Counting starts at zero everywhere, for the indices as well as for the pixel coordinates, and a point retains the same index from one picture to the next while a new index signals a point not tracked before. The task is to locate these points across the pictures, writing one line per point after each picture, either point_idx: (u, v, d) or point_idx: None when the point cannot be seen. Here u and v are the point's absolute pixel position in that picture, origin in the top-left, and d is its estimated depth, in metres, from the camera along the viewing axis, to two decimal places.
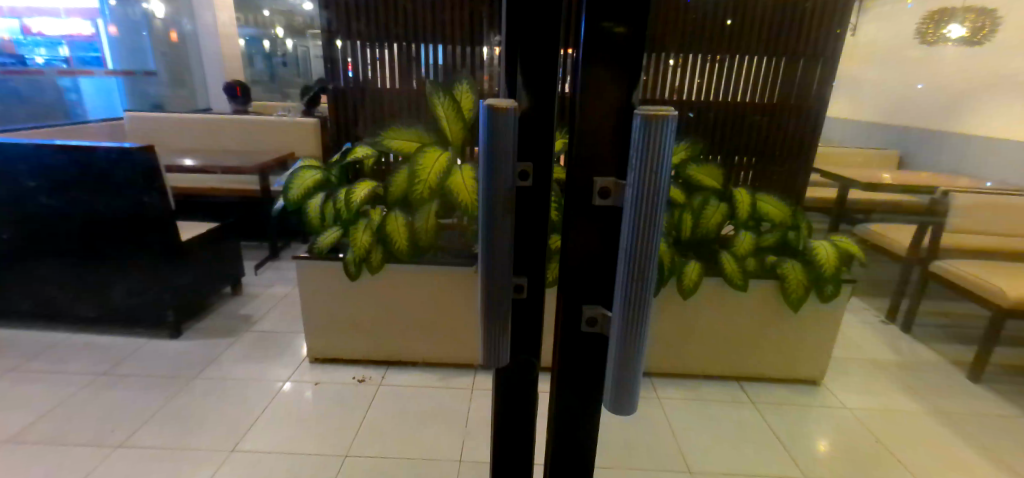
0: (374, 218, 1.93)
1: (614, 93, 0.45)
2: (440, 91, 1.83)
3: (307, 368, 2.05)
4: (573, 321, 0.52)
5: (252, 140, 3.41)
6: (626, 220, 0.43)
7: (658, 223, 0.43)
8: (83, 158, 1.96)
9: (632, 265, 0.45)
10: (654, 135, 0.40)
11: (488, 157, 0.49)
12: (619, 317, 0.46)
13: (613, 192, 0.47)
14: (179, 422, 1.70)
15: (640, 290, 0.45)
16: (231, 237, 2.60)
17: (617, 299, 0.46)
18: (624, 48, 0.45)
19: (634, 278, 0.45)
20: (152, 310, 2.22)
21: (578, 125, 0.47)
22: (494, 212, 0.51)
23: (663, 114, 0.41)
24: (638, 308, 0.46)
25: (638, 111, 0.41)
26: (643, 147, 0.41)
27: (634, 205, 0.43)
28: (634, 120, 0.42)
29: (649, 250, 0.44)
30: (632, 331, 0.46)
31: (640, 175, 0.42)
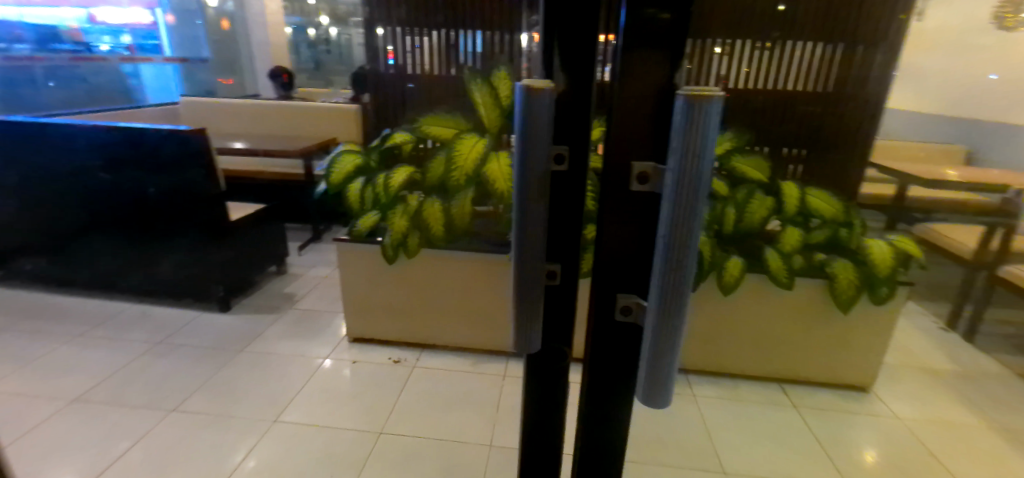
0: (411, 203, 1.96)
1: (657, 75, 0.42)
2: (478, 78, 1.84)
3: (345, 347, 2.11)
4: (605, 312, 0.51)
5: (297, 126, 3.51)
6: (665, 206, 0.41)
7: (699, 212, 0.40)
8: (135, 136, 2.08)
9: (669, 253, 0.42)
10: (698, 117, 0.37)
11: (522, 140, 0.48)
12: (656, 308, 0.44)
13: (652, 177, 0.44)
14: (226, 393, 1.79)
15: (679, 280, 0.43)
16: (275, 219, 2.69)
17: (652, 289, 0.44)
18: (665, 36, 0.42)
19: (672, 268, 0.43)
20: (203, 286, 2.33)
21: (615, 108, 0.44)
22: (526, 197, 0.49)
23: (709, 93, 0.37)
24: (676, 301, 0.44)
25: (680, 91, 0.39)
26: (685, 130, 0.38)
27: (674, 191, 0.40)
28: (678, 100, 0.39)
29: (690, 238, 0.41)
30: (669, 324, 0.44)
31: (681, 160, 0.39)
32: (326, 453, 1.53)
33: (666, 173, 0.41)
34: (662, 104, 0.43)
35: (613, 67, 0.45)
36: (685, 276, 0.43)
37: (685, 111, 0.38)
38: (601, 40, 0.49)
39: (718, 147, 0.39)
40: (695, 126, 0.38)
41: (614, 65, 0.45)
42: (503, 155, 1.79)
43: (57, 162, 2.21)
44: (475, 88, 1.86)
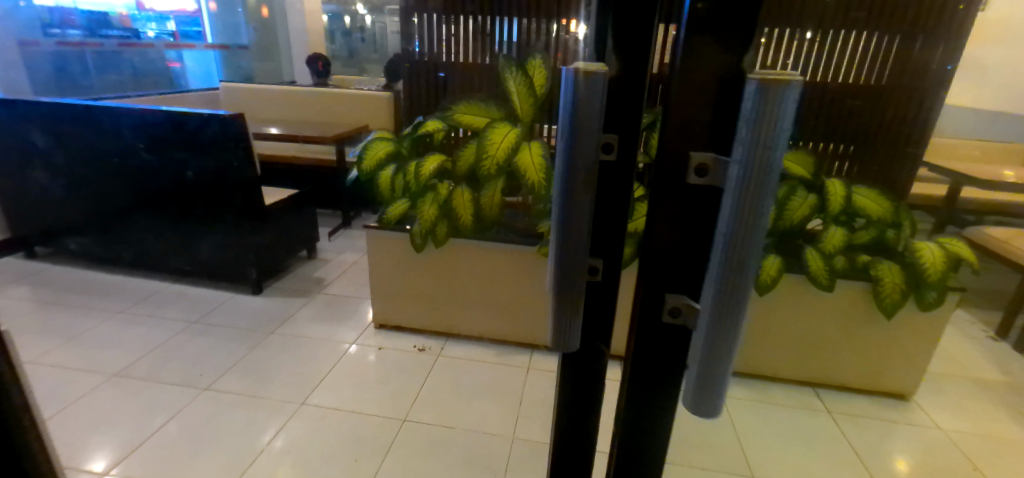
0: (441, 192, 1.95)
1: (718, 62, 0.39)
2: (512, 66, 1.79)
3: (371, 333, 2.13)
4: (652, 313, 0.48)
5: (330, 113, 3.55)
6: (728, 201, 0.38)
7: (765, 210, 0.37)
8: (177, 117, 2.13)
9: (729, 253, 0.39)
10: (772, 104, 0.34)
11: (571, 126, 0.45)
12: (712, 311, 0.41)
13: (712, 169, 0.40)
14: (258, 373, 1.83)
15: (739, 282, 0.40)
16: (308, 204, 2.73)
17: (708, 291, 0.41)
18: (727, 22, 0.38)
19: (733, 269, 0.39)
20: (237, 267, 2.39)
21: (674, 93, 0.41)
22: (573, 188, 0.47)
23: (786, 78, 0.34)
24: (735, 304, 0.40)
25: (751, 76, 0.35)
26: (757, 120, 0.35)
27: (739, 186, 0.37)
28: (748, 85, 0.35)
29: (753, 237, 0.38)
30: (724, 330, 0.41)
31: (749, 151, 0.36)
32: (352, 437, 1.54)
33: (730, 165, 0.37)
34: (724, 92, 0.39)
35: (672, 51, 0.42)
36: (745, 279, 0.40)
37: (759, 98, 0.34)
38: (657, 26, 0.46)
39: (790, 138, 0.36)
40: (767, 115, 0.34)
41: (673, 49, 0.42)
42: (535, 144, 1.75)
43: (104, 144, 2.28)
44: (510, 76, 1.81)
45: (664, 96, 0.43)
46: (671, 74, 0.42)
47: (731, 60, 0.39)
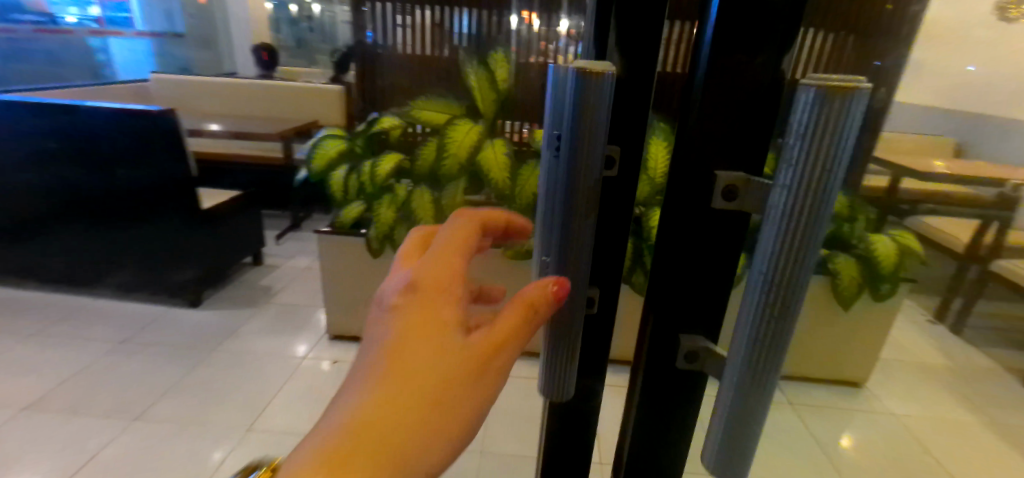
0: (399, 193, 1.84)
1: (746, 69, 0.33)
2: (474, 61, 1.73)
3: (326, 344, 2.00)
4: (662, 356, 0.41)
5: (276, 108, 3.34)
6: (771, 236, 0.30)
7: (817, 246, 0.30)
8: (102, 115, 1.93)
9: (768, 299, 0.31)
10: (836, 116, 0.27)
11: (572, 138, 0.38)
12: (743, 364, 0.34)
13: (742, 192, 0.34)
14: (200, 394, 1.68)
15: (779, 331, 0.32)
16: (253, 207, 2.55)
17: (738, 337, 0.34)
18: (760, 18, 0.32)
19: (773, 318, 0.32)
20: (174, 278, 2.19)
21: (696, 102, 0.35)
22: (571, 211, 0.40)
23: (854, 84, 0.26)
24: (771, 356, 0.33)
25: (805, 80, 0.28)
26: (814, 137, 0.27)
27: (787, 217, 0.29)
28: (800, 92, 0.28)
29: (799, 278, 0.31)
30: (758, 383, 0.34)
31: (800, 175, 0.28)
32: None
33: (772, 190, 0.30)
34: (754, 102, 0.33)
35: (693, 55, 0.36)
36: (787, 328, 0.32)
37: (817, 111, 0.27)
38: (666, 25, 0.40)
39: (854, 159, 0.28)
40: (830, 131, 0.27)
41: (694, 53, 0.35)
42: (499, 143, 1.70)
43: (14, 145, 2.03)
44: (471, 69, 1.75)
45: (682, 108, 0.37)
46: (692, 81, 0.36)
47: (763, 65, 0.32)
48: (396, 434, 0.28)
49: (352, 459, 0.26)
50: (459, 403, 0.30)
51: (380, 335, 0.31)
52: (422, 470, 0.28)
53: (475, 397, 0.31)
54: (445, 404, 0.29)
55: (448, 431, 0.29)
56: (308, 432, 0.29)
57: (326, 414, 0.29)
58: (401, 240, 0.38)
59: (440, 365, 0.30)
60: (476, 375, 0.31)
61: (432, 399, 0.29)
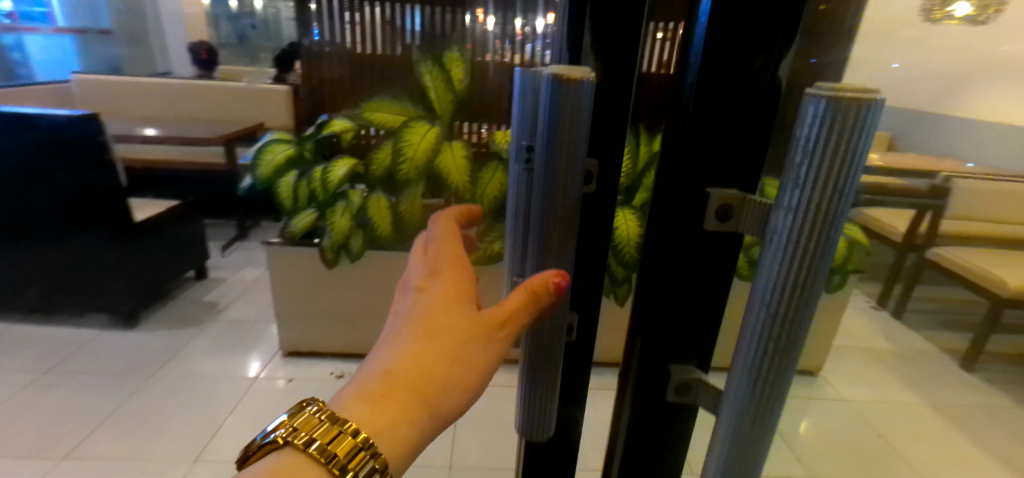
0: (354, 199, 1.75)
1: (741, 77, 0.30)
2: (427, 58, 1.68)
3: (280, 362, 1.89)
4: (650, 387, 0.38)
5: (218, 110, 3.16)
6: (773, 261, 0.27)
7: (825, 274, 0.27)
8: (15, 122, 1.75)
9: (771, 329, 0.28)
10: (849, 130, 0.23)
11: (548, 153, 0.37)
12: (741, 401, 0.31)
13: (738, 212, 0.31)
14: (138, 424, 1.55)
15: (782, 364, 0.29)
16: (194, 215, 2.40)
17: (736, 371, 0.31)
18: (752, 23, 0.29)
19: (776, 350, 0.29)
20: (107, 297, 2.02)
21: (685, 113, 0.32)
22: (550, 229, 0.40)
23: (867, 94, 0.24)
24: (773, 392, 0.30)
25: (811, 89, 0.25)
26: (825, 154, 0.24)
27: (793, 242, 0.26)
28: (805, 104, 0.25)
29: (806, 308, 0.28)
30: (759, 421, 0.31)
31: (808, 195, 0.25)
32: None
33: (775, 212, 0.27)
34: (748, 114, 0.31)
35: (682, 62, 0.34)
36: (790, 362, 0.30)
37: (829, 125, 0.24)
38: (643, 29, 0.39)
39: (866, 176, 0.25)
40: (843, 146, 0.24)
41: (683, 58, 0.33)
42: (457, 144, 1.65)
43: None
44: (425, 70, 1.69)
45: (672, 120, 0.35)
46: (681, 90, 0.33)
47: (760, 73, 0.30)
48: (420, 381, 0.37)
49: (390, 393, 0.37)
50: (467, 362, 0.39)
51: (408, 309, 0.41)
52: (441, 406, 0.38)
53: (483, 356, 0.39)
54: (456, 360, 0.38)
55: (461, 381, 0.38)
56: (360, 374, 0.40)
57: (373, 362, 0.40)
58: (427, 231, 0.48)
59: (452, 331, 0.39)
60: (482, 340, 0.39)
61: (447, 356, 0.38)
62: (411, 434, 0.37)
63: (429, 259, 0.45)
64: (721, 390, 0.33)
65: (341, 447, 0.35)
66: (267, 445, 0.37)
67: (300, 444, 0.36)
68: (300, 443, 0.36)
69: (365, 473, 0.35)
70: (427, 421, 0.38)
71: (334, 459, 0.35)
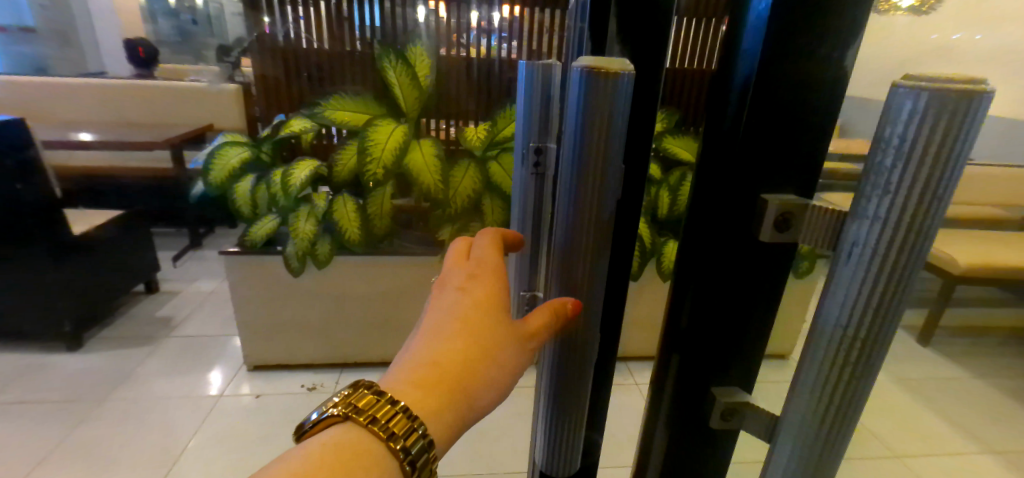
0: (319, 203, 1.66)
1: (800, 86, 0.31)
2: (391, 53, 1.57)
3: (246, 377, 1.78)
4: (696, 393, 0.40)
5: (160, 113, 2.96)
6: (849, 275, 0.28)
7: (910, 291, 0.28)
8: None
9: (848, 335, 0.29)
10: (957, 120, 0.24)
11: (579, 149, 0.36)
12: (809, 405, 0.31)
13: (798, 221, 0.32)
14: (87, 456, 1.43)
15: (861, 367, 0.30)
16: (141, 225, 2.23)
17: (804, 377, 0.31)
18: (799, 25, 0.30)
19: (850, 356, 0.29)
20: (43, 319, 1.85)
21: (740, 122, 0.33)
22: (576, 233, 0.38)
23: (974, 86, 0.24)
24: (847, 399, 0.31)
25: (903, 82, 0.25)
26: (918, 157, 0.25)
27: (875, 251, 0.27)
28: (900, 101, 0.25)
29: (889, 314, 0.28)
30: (830, 427, 0.32)
31: (894, 204, 0.26)
32: None
33: (856, 221, 0.28)
34: (806, 122, 0.31)
35: (728, 69, 0.35)
36: (866, 377, 0.30)
37: (916, 129, 0.25)
38: (670, 25, 0.41)
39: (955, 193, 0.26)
40: (935, 151, 0.25)
41: (732, 65, 0.34)
42: (427, 141, 1.58)
43: None
44: (388, 65, 1.59)
45: (721, 130, 0.35)
46: (729, 99, 0.34)
47: (819, 82, 0.30)
48: (464, 376, 0.37)
49: (433, 385, 0.37)
50: (508, 362, 0.39)
51: (449, 305, 0.40)
52: (477, 404, 0.38)
53: (519, 357, 0.39)
54: (498, 360, 0.38)
55: (500, 382, 0.38)
56: (399, 362, 0.39)
57: (413, 353, 0.39)
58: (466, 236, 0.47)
59: (494, 332, 0.39)
60: (522, 342, 0.39)
61: (489, 355, 0.38)
62: (448, 430, 0.37)
63: (466, 258, 0.44)
64: (779, 414, 0.34)
65: (396, 425, 0.35)
66: (323, 420, 0.36)
67: (361, 419, 0.35)
68: (356, 416, 0.36)
69: (416, 449, 0.34)
70: (465, 416, 0.37)
71: (392, 434, 0.35)
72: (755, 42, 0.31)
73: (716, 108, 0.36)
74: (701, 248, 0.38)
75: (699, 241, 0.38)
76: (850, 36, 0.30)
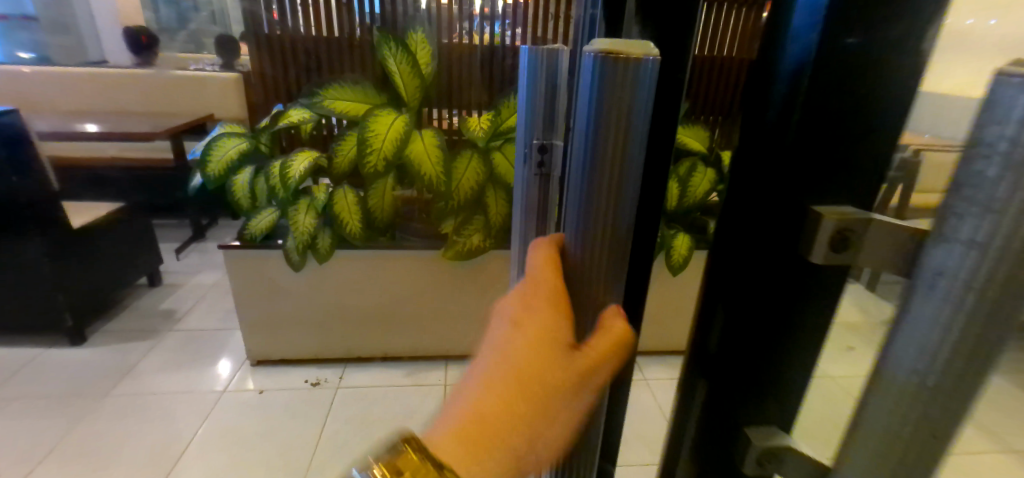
0: (318, 196, 1.63)
1: (857, 82, 0.27)
2: (391, 41, 1.52)
3: (248, 372, 1.76)
4: (725, 424, 0.37)
5: (159, 102, 2.91)
6: (930, 310, 0.24)
7: (1011, 333, 0.23)
8: None
9: (929, 379, 0.25)
10: None
11: (590, 148, 0.31)
12: (872, 455, 0.28)
13: (855, 242, 0.28)
14: (87, 454, 1.41)
15: (942, 420, 0.25)
16: (141, 217, 2.19)
17: (866, 424, 0.28)
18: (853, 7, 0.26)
19: (928, 406, 0.25)
20: (43, 314, 1.82)
21: (786, 121, 0.29)
22: (586, 245, 0.34)
23: None
24: (921, 455, 0.26)
25: (1005, 75, 0.21)
26: None
27: (966, 283, 0.23)
28: (1004, 100, 0.21)
29: (978, 359, 0.24)
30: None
31: (992, 226, 0.22)
32: None
33: (942, 245, 0.24)
34: (862, 122, 0.28)
35: (768, 60, 0.31)
36: (946, 425, 0.26)
37: None
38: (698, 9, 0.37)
39: None
40: None
41: (775, 56, 0.30)
42: (428, 132, 1.53)
43: None
44: (388, 53, 1.54)
45: (760, 129, 0.31)
46: (770, 94, 0.30)
47: (880, 79, 0.27)
48: (520, 431, 0.32)
49: (480, 443, 0.32)
50: (569, 406, 0.33)
51: (500, 344, 0.34)
52: (528, 458, 0.33)
53: (577, 401, 0.33)
54: (550, 411, 0.32)
55: (554, 433, 0.33)
56: (448, 410, 0.35)
57: (461, 400, 0.34)
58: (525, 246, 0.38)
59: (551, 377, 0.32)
60: (578, 387, 0.32)
61: (541, 407, 0.32)
62: None
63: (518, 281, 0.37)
64: (830, 463, 0.31)
65: None
66: None
67: None
68: None
69: None
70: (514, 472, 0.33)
71: None
72: (808, 28, 0.27)
73: (755, 105, 0.32)
74: (737, 263, 0.34)
75: (734, 253, 0.34)
76: (927, 24, 0.26)
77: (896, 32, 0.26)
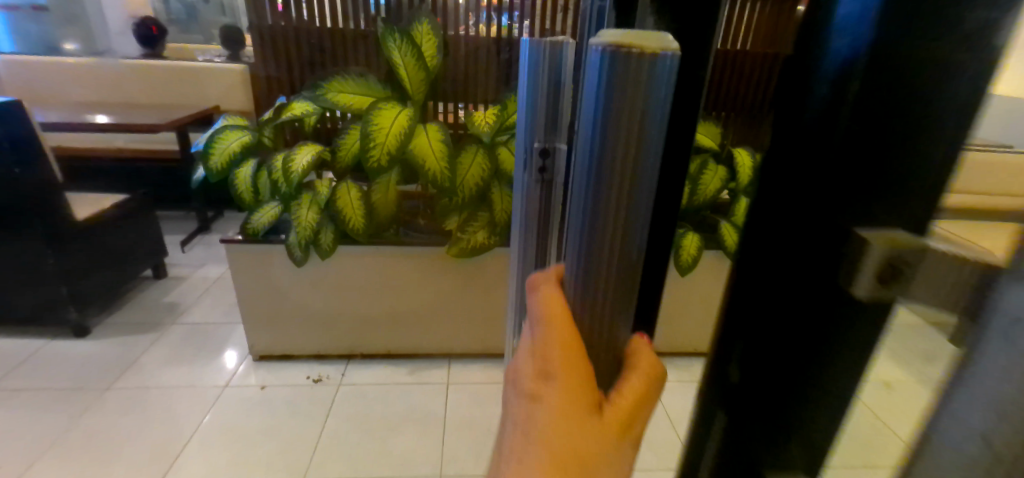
0: (321, 191, 1.60)
1: (913, 85, 0.24)
2: (395, 33, 1.49)
3: (250, 368, 1.75)
4: (748, 459, 0.35)
5: (165, 94, 2.90)
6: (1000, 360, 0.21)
7: None
8: None
9: (991, 438, 0.21)
10: None
11: (597, 151, 0.27)
12: None
13: (908, 268, 0.24)
14: (89, 448, 1.40)
15: None
16: (146, 209, 2.19)
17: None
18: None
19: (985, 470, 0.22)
20: (48, 306, 1.82)
21: (829, 127, 0.26)
22: (591, 259, 0.30)
23: None
24: None
25: None
26: None
27: None
28: None
29: None
30: None
31: None
32: None
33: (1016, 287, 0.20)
34: (917, 132, 0.24)
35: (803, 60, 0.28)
36: None
37: None
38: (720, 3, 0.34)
39: None
40: None
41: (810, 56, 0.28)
42: (432, 126, 1.49)
43: None
44: (393, 45, 1.50)
45: (796, 134, 0.28)
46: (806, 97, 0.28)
47: (940, 75, 0.23)
48: None
49: None
50: (617, 463, 0.30)
51: (523, 423, 0.30)
52: None
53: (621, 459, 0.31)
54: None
55: None
56: None
57: None
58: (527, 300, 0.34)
59: (595, 436, 0.29)
60: (621, 442, 0.31)
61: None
62: None
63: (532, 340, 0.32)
64: None
65: None
66: None
67: None
68: None
69: None
70: None
71: None
72: (859, 19, 0.24)
73: (788, 107, 0.29)
74: (771, 278, 0.31)
75: (765, 269, 0.32)
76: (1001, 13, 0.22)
77: (964, 23, 0.22)
